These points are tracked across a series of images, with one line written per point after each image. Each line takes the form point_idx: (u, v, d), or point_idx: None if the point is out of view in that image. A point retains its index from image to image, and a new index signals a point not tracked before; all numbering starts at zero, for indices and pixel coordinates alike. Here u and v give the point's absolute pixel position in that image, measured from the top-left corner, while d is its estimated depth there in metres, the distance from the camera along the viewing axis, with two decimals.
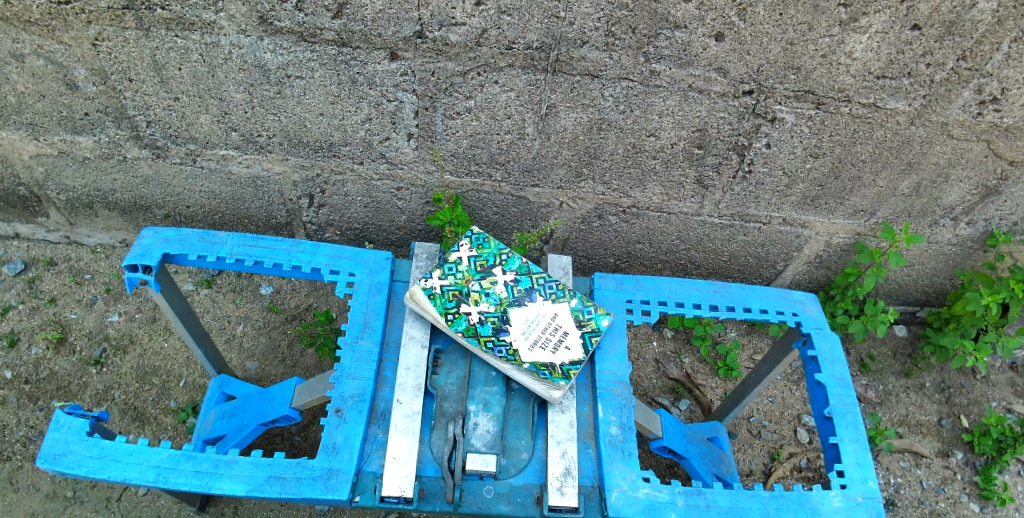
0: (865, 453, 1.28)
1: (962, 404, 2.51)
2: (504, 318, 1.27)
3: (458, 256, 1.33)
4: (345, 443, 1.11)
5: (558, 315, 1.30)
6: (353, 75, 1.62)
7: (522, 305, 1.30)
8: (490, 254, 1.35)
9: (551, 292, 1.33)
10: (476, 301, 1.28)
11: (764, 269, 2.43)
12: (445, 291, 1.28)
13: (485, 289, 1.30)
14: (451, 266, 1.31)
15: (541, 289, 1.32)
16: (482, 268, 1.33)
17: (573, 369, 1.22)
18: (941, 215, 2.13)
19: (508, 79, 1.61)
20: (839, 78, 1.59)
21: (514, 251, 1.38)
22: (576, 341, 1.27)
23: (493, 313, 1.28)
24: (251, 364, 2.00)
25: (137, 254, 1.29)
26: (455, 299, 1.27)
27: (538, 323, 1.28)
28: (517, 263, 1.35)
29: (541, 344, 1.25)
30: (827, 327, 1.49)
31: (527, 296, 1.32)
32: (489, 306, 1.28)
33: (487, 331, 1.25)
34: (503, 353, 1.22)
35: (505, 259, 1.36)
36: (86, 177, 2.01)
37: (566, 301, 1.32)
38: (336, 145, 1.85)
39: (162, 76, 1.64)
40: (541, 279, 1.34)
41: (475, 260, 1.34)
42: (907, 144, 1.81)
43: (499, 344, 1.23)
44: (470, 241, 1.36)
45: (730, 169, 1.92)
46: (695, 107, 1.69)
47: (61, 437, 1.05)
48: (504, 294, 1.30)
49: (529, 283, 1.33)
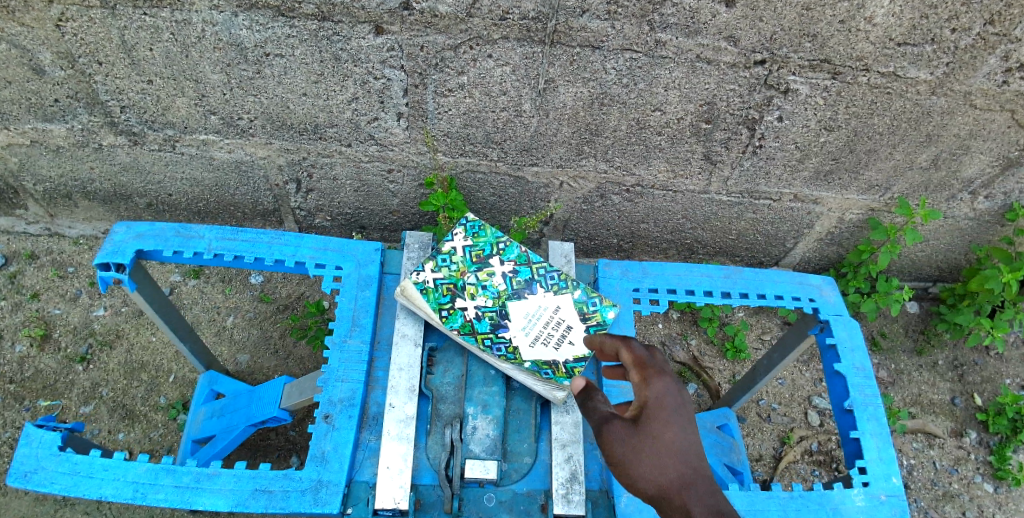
0: (889, 448, 1.23)
1: (975, 382, 2.44)
2: (503, 313, 1.19)
3: (452, 246, 1.23)
4: (335, 452, 1.03)
5: (560, 307, 1.21)
6: (337, 52, 1.50)
7: (522, 298, 1.21)
8: (486, 243, 1.26)
9: (553, 283, 1.23)
10: (473, 295, 1.20)
11: (773, 247, 2.33)
12: (439, 285, 1.19)
13: (481, 282, 1.21)
14: (445, 257, 1.22)
15: (542, 280, 1.23)
16: (479, 258, 1.24)
17: (577, 367, 1.14)
18: (959, 189, 2.03)
19: (502, 52, 1.50)
20: (858, 45, 1.48)
21: (512, 239, 1.28)
22: (581, 336, 1.18)
23: (492, 308, 1.19)
24: (243, 357, 1.93)
25: (109, 252, 1.20)
26: (449, 293, 1.19)
27: (540, 317, 1.19)
28: (517, 253, 1.26)
29: (543, 341, 1.17)
30: (846, 313, 1.41)
31: (527, 288, 1.23)
32: (487, 300, 1.20)
33: (484, 328, 1.17)
34: (502, 352, 1.14)
35: (503, 248, 1.26)
36: (62, 166, 1.91)
37: (569, 293, 1.23)
38: (322, 127, 1.75)
39: (133, 58, 1.53)
40: (542, 269, 1.25)
41: (470, 250, 1.24)
42: (927, 116, 1.70)
43: (498, 341, 1.15)
44: (465, 229, 1.26)
45: (740, 144, 1.81)
46: (703, 79, 1.58)
47: (31, 452, 0.97)
48: (502, 286, 1.22)
49: (529, 274, 1.24)
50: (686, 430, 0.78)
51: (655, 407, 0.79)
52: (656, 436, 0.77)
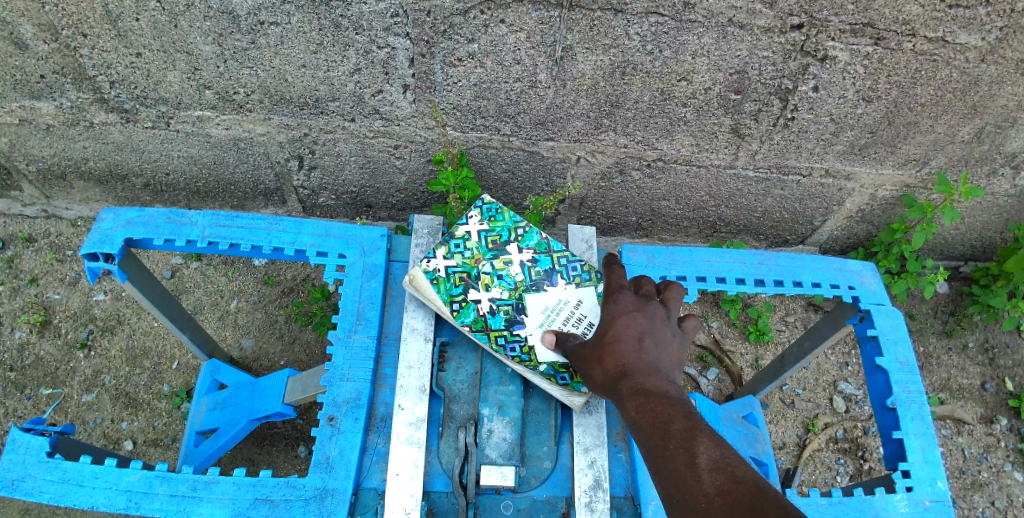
0: (933, 449, 1.15)
1: (1007, 366, 2.33)
2: (520, 307, 1.09)
3: (466, 231, 1.14)
4: (341, 457, 0.96)
5: (582, 301, 1.12)
6: (336, 19, 1.39)
7: (541, 291, 1.11)
8: (504, 228, 1.16)
9: (575, 275, 1.14)
10: (488, 285, 1.10)
11: (800, 225, 2.21)
12: (451, 274, 1.09)
13: (497, 271, 1.12)
14: (458, 243, 1.12)
15: (563, 271, 1.14)
16: (495, 245, 1.14)
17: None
18: (1002, 163, 1.89)
19: (516, 18, 1.37)
20: (906, 7, 1.34)
21: (532, 224, 1.18)
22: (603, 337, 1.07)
23: (507, 301, 1.10)
24: (247, 342, 1.87)
25: (96, 242, 1.12)
26: (462, 284, 1.09)
27: (559, 312, 1.10)
28: (536, 240, 1.16)
29: None
30: (888, 301, 1.31)
31: (547, 279, 1.13)
32: (503, 292, 1.10)
33: (499, 324, 1.08)
34: (516, 352, 1.05)
35: (522, 234, 1.16)
36: (54, 145, 1.82)
37: (592, 286, 1.13)
38: (323, 101, 1.64)
39: (119, 30, 1.43)
40: (563, 259, 1.15)
41: (486, 235, 1.15)
42: (976, 85, 1.56)
43: (511, 341, 1.06)
44: (481, 213, 1.16)
45: (771, 116, 1.68)
46: (734, 45, 1.44)
47: (18, 459, 0.91)
48: (520, 277, 1.12)
49: (549, 264, 1.14)
50: (630, 331, 0.92)
51: (607, 316, 0.95)
52: (605, 339, 0.93)
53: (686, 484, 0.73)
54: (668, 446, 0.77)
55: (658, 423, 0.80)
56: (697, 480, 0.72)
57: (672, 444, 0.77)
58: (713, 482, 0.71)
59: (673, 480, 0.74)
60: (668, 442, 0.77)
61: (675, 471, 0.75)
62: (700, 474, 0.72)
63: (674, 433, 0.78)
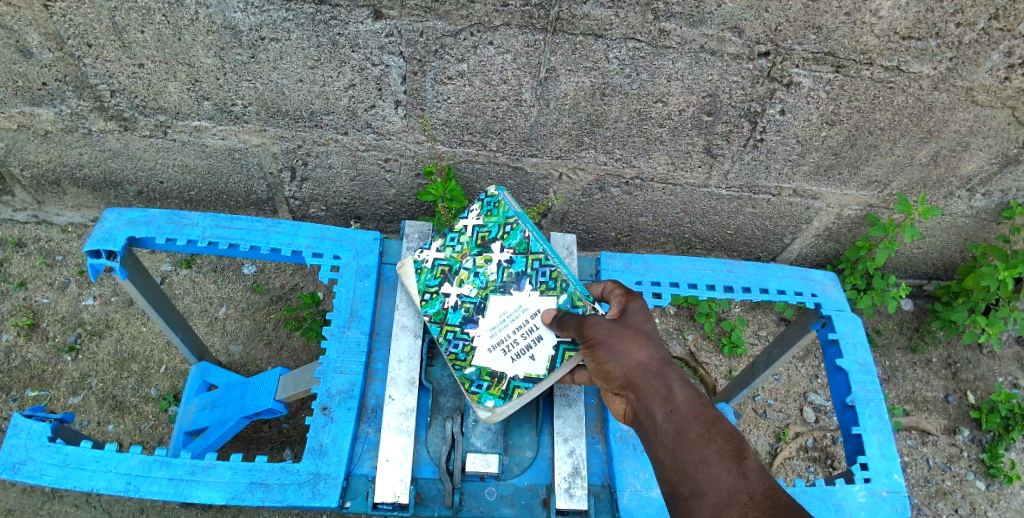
0: (890, 444, 1.23)
1: (968, 380, 2.44)
2: (481, 307, 1.11)
3: (464, 226, 1.19)
4: (333, 444, 1.01)
5: (541, 311, 1.08)
6: (334, 37, 1.47)
7: (506, 294, 1.11)
8: (496, 224, 1.18)
9: (542, 281, 1.11)
10: (462, 281, 1.14)
11: (771, 242, 2.32)
12: (434, 266, 1.16)
13: (475, 268, 1.15)
14: (452, 236, 1.18)
15: (533, 274, 1.12)
16: (483, 242, 1.17)
17: (519, 387, 1.03)
18: (957, 186, 2.02)
19: (504, 40, 1.47)
20: (862, 38, 1.47)
21: (524, 222, 1.18)
22: (544, 353, 1.05)
23: (473, 298, 1.12)
24: (236, 349, 1.90)
25: (100, 239, 1.17)
26: (440, 276, 1.15)
27: (515, 318, 1.08)
28: (519, 240, 1.15)
29: (504, 347, 1.07)
30: (849, 309, 1.40)
31: (516, 282, 1.12)
32: (472, 289, 1.13)
33: (455, 319, 1.11)
34: (456, 349, 1.08)
35: (508, 233, 1.17)
36: (50, 152, 1.87)
37: (554, 296, 1.09)
38: (318, 115, 1.71)
39: (124, 40, 1.49)
40: (536, 263, 1.13)
41: (478, 231, 1.18)
42: (929, 111, 1.69)
43: (458, 337, 1.09)
44: (480, 206, 1.21)
45: (741, 137, 1.79)
46: (706, 70, 1.56)
47: (20, 443, 0.95)
48: (492, 277, 1.13)
49: (523, 266, 1.13)
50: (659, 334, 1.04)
51: (637, 314, 1.05)
52: (641, 331, 1.02)
53: (732, 478, 0.79)
54: (715, 445, 0.84)
55: (701, 420, 0.88)
56: (746, 479, 0.79)
57: (719, 442, 0.84)
58: (760, 481, 0.78)
59: (715, 469, 0.81)
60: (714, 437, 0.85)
61: (718, 462, 0.82)
62: (750, 475, 0.79)
63: (719, 429, 0.86)
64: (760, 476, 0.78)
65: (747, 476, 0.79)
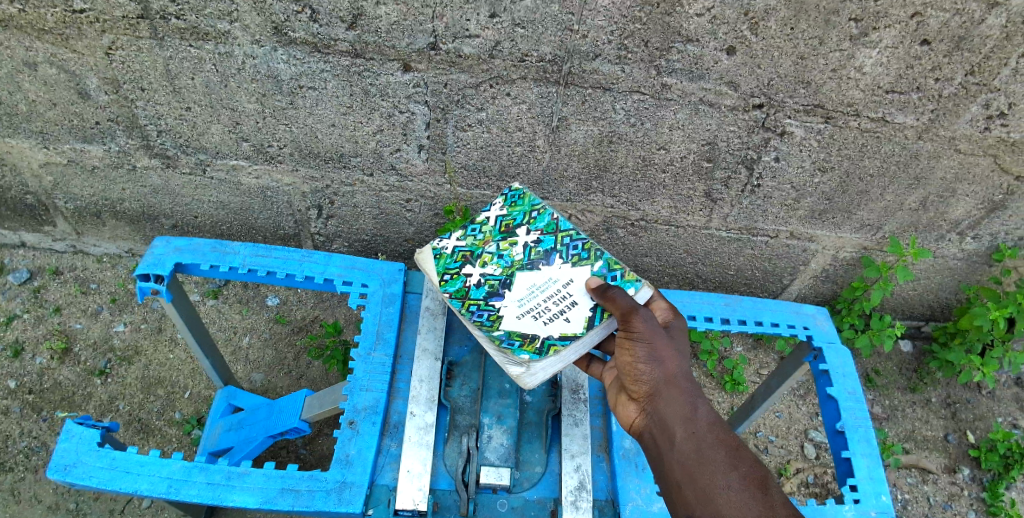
0: (878, 468, 1.29)
1: (968, 420, 2.48)
2: (506, 283, 1.15)
3: (486, 216, 1.25)
4: (359, 455, 1.09)
5: (572, 282, 1.15)
6: (366, 87, 1.62)
7: (535, 269, 1.16)
8: (521, 213, 1.26)
9: (573, 254, 1.20)
10: (485, 263, 1.17)
11: (771, 283, 2.42)
12: (455, 251, 1.18)
13: (499, 251, 1.19)
14: (474, 227, 1.23)
15: (562, 251, 1.20)
16: (506, 229, 1.23)
17: (555, 345, 1.05)
18: (947, 229, 2.13)
19: (520, 91, 1.62)
20: (849, 92, 1.60)
21: (548, 209, 1.27)
22: (580, 314, 1.10)
23: (497, 276, 1.16)
24: (257, 376, 1.99)
25: (149, 264, 1.28)
26: (462, 260, 1.17)
27: (545, 289, 1.14)
28: (545, 223, 1.24)
29: (535, 313, 1.10)
30: (839, 341, 1.48)
31: (544, 259, 1.19)
32: (497, 268, 1.17)
33: (478, 295, 1.13)
34: (482, 317, 1.09)
35: (534, 218, 1.25)
36: (95, 186, 2.01)
37: (588, 265, 1.18)
38: (346, 157, 1.85)
39: (175, 86, 1.65)
40: (566, 239, 1.22)
41: (501, 220, 1.25)
42: (915, 159, 1.81)
43: (483, 309, 1.10)
44: (503, 200, 1.29)
45: (739, 183, 1.92)
46: (705, 121, 1.70)
47: (71, 447, 1.03)
48: (518, 256, 1.18)
49: (550, 245, 1.21)
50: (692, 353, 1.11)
51: (677, 331, 1.13)
52: (678, 347, 1.09)
53: (756, 507, 0.87)
54: (739, 470, 0.92)
55: (727, 445, 0.95)
56: (771, 508, 0.87)
57: (743, 471, 0.92)
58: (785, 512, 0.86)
59: (738, 497, 0.89)
60: (740, 465, 0.93)
61: (742, 489, 0.89)
62: (775, 506, 0.87)
63: (744, 458, 0.94)
64: (785, 506, 0.86)
65: (772, 505, 0.87)
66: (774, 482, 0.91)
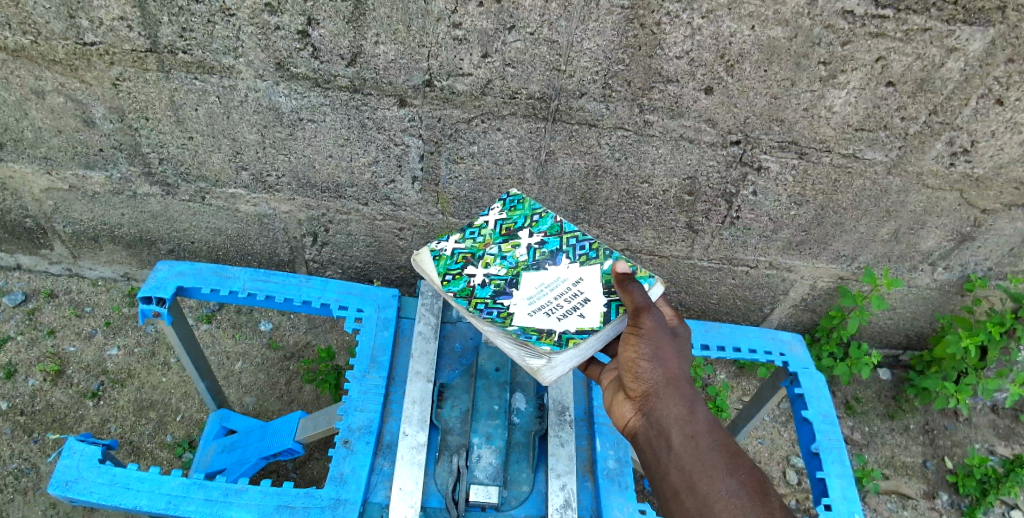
0: (852, 488, 1.34)
1: (945, 446, 2.55)
2: (513, 282, 1.18)
3: (485, 221, 1.31)
4: (353, 474, 1.13)
5: (580, 281, 1.20)
6: (363, 120, 1.70)
7: (541, 269, 1.21)
8: (521, 217, 1.33)
9: (580, 254, 1.25)
10: (488, 264, 1.21)
11: (752, 312, 2.50)
12: (455, 253, 1.22)
13: (502, 253, 1.24)
14: (473, 231, 1.28)
15: (568, 251, 1.25)
16: (507, 233, 1.29)
17: (573, 338, 1.06)
18: (919, 260, 2.22)
19: (510, 126, 1.70)
20: (820, 130, 1.71)
21: (548, 213, 1.35)
22: (595, 309, 1.13)
23: (502, 276, 1.19)
24: (249, 400, 2.01)
25: (152, 287, 1.33)
26: (463, 261, 1.21)
27: (554, 288, 1.18)
28: (548, 227, 1.31)
29: (547, 310, 1.12)
30: (813, 366, 1.56)
31: (549, 260, 1.24)
32: (502, 269, 1.21)
33: (484, 293, 1.15)
34: (491, 314, 1.10)
35: (534, 223, 1.32)
36: (94, 211, 2.06)
37: (596, 264, 1.23)
38: (343, 187, 1.92)
39: (179, 116, 1.72)
40: (572, 240, 1.28)
41: (501, 225, 1.31)
42: (885, 193, 1.92)
43: (491, 307, 1.12)
44: (503, 204, 1.35)
45: (719, 215, 2.01)
46: (686, 156, 1.79)
47: (73, 463, 1.07)
48: (523, 258, 1.23)
49: (555, 247, 1.27)
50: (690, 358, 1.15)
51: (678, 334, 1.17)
52: (680, 350, 1.13)
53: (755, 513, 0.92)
54: (739, 476, 0.96)
55: (726, 451, 0.99)
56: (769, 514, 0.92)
57: (741, 476, 0.97)
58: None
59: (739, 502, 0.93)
60: (739, 470, 0.97)
61: (742, 493, 0.94)
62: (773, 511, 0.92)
63: (742, 463, 0.99)
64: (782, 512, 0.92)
65: (771, 510, 0.92)
66: (769, 486, 0.97)
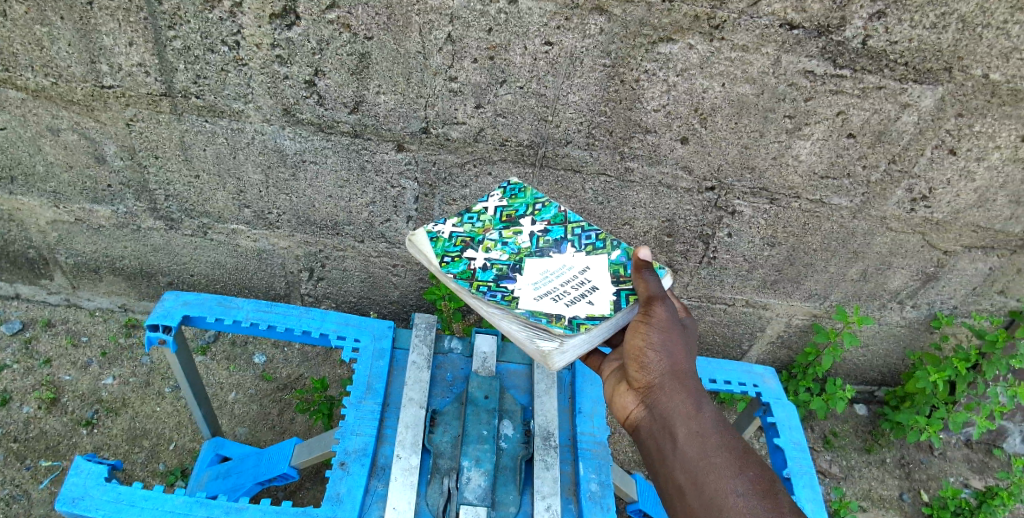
0: (822, 511, 1.42)
1: (921, 479, 2.63)
2: (515, 267, 1.20)
3: (483, 208, 1.34)
4: (348, 494, 1.20)
5: (586, 270, 1.22)
6: (363, 163, 1.82)
7: (545, 257, 1.24)
8: (523, 207, 1.37)
9: (586, 244, 1.29)
10: (488, 249, 1.23)
11: (731, 348, 2.61)
12: (454, 236, 1.23)
13: (503, 239, 1.27)
14: (472, 216, 1.31)
15: (573, 241, 1.30)
16: (508, 221, 1.32)
17: (584, 323, 1.08)
18: (888, 298, 2.35)
19: (500, 171, 1.83)
20: (788, 177, 1.85)
21: (548, 205, 1.40)
22: (604, 298, 1.15)
23: (504, 262, 1.21)
24: (242, 430, 2.05)
25: (159, 315, 1.39)
26: (462, 245, 1.22)
27: (559, 275, 1.20)
28: (550, 217, 1.35)
29: (553, 296, 1.14)
30: (785, 397, 1.65)
31: (553, 249, 1.27)
32: (503, 254, 1.23)
33: (487, 276, 1.16)
34: (496, 297, 1.11)
35: (536, 212, 1.36)
36: (97, 244, 2.13)
37: (603, 254, 1.27)
38: (341, 225, 2.03)
39: (187, 155, 1.83)
40: (576, 230, 1.33)
41: (501, 214, 1.34)
42: (852, 236, 2.06)
43: (494, 289, 1.13)
44: (503, 194, 1.40)
45: (697, 255, 2.14)
46: (665, 201, 1.93)
47: (80, 482, 1.12)
48: (525, 244, 1.27)
49: (558, 236, 1.30)
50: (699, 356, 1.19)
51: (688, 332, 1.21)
52: (688, 347, 1.16)
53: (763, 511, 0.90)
54: (746, 475, 0.95)
55: (732, 450, 0.99)
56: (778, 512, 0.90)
57: (749, 476, 0.95)
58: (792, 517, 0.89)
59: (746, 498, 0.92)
60: (746, 467, 0.97)
61: (749, 490, 0.93)
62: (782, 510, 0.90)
63: (749, 462, 0.98)
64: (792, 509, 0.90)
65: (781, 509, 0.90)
66: (781, 490, 0.94)
